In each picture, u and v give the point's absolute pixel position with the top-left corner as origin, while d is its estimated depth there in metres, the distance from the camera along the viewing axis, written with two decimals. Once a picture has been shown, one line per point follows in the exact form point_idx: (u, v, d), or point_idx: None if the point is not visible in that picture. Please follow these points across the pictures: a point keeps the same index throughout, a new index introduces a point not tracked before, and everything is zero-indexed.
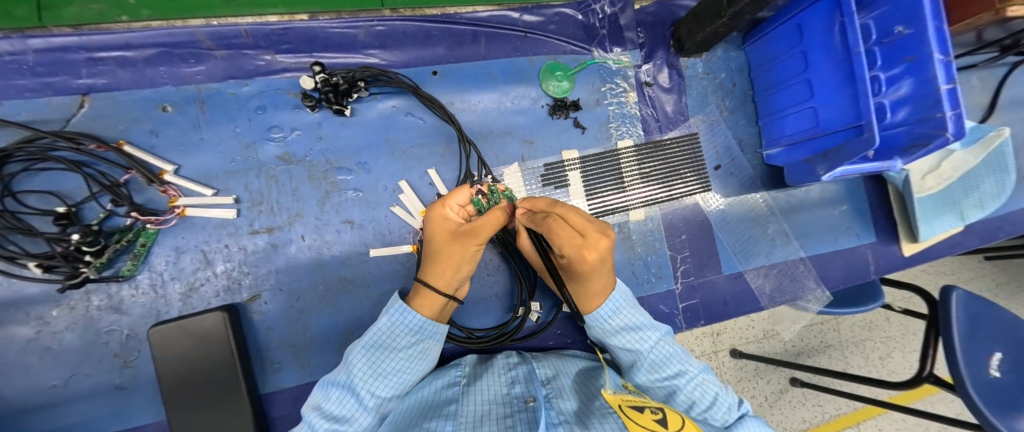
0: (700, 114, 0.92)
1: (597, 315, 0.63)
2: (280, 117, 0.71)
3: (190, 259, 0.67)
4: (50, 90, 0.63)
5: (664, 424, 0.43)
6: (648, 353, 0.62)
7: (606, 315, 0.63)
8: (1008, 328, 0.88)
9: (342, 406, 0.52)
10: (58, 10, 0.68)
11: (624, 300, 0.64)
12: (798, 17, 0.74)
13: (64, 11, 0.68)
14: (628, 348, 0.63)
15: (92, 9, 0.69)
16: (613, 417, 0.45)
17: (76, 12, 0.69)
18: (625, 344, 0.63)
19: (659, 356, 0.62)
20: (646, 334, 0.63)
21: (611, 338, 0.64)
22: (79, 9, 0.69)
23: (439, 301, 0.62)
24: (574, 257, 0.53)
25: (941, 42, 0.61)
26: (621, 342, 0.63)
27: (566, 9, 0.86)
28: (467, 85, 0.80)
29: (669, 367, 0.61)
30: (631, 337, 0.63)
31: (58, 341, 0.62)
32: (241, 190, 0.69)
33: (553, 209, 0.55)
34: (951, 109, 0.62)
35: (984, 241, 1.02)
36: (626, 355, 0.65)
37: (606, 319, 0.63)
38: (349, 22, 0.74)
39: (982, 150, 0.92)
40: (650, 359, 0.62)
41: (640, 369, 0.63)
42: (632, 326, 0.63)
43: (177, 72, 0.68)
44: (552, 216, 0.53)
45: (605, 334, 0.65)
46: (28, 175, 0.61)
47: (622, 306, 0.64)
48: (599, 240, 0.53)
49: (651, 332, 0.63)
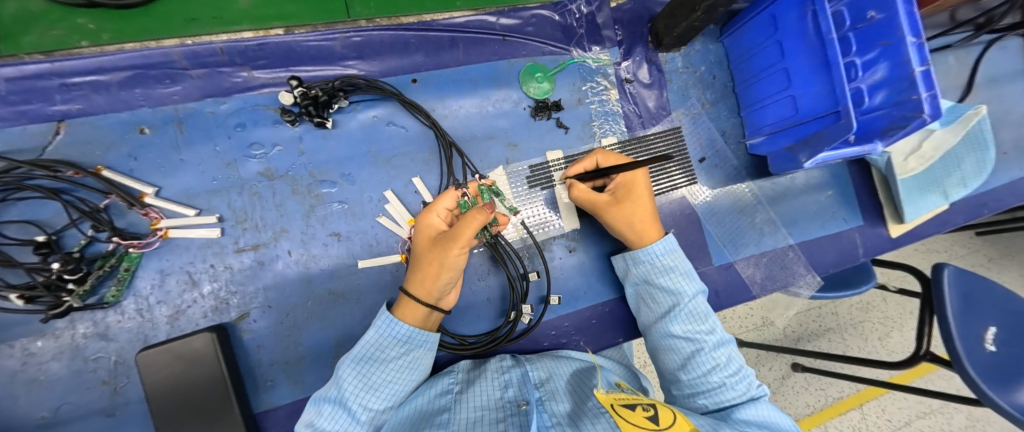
0: (682, 107, 0.92)
1: (650, 248, 0.70)
2: (260, 133, 0.71)
3: (175, 281, 0.66)
4: (25, 119, 0.62)
5: (655, 421, 0.43)
6: (689, 302, 0.67)
7: (658, 252, 0.70)
8: (999, 303, 0.89)
9: (335, 421, 0.52)
10: (15, 39, 0.67)
11: (677, 246, 0.71)
12: (772, 8, 0.74)
13: (21, 39, 0.67)
14: (675, 291, 0.68)
15: (52, 37, 0.68)
16: (605, 417, 0.46)
17: (35, 40, 0.68)
18: (671, 285, 0.69)
19: (697, 311, 0.66)
20: (694, 286, 0.68)
21: (660, 278, 0.70)
22: (37, 36, 0.68)
23: (422, 310, 0.62)
24: (630, 178, 0.71)
25: (912, 25, 0.62)
26: (669, 281, 0.69)
27: (543, 11, 0.87)
28: (448, 91, 0.80)
29: (703, 323, 0.65)
30: (680, 283, 0.69)
31: (44, 372, 0.61)
32: (224, 209, 0.69)
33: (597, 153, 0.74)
34: (926, 91, 0.63)
35: (970, 217, 1.04)
36: (666, 299, 0.69)
37: (658, 255, 0.70)
38: (325, 35, 0.74)
39: (960, 129, 0.93)
40: (689, 309, 0.66)
41: (677, 316, 0.66)
42: (682, 273, 0.69)
43: (153, 94, 0.67)
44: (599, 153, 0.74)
45: (654, 270, 0.70)
46: (6, 205, 0.60)
47: (673, 252, 0.70)
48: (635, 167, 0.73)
49: (696, 287, 0.69)
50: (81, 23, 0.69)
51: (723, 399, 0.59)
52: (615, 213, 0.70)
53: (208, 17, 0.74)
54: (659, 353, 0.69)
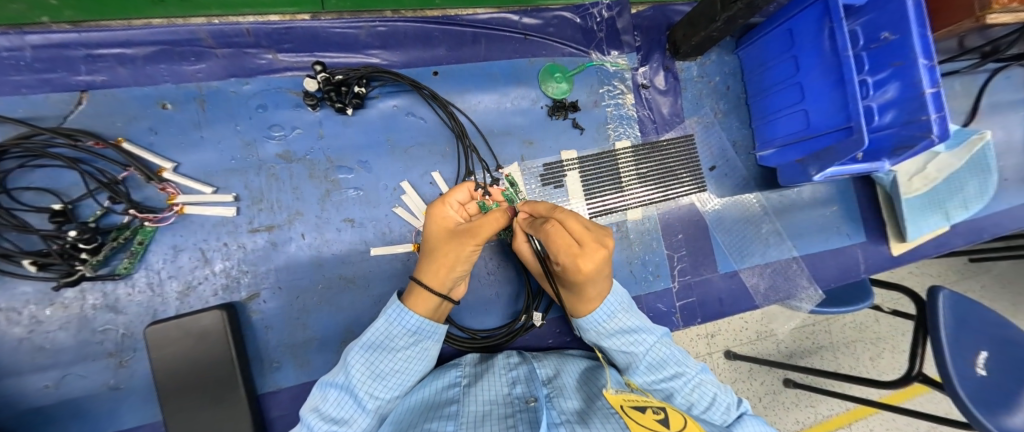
0: (695, 116, 0.94)
1: (591, 318, 0.64)
2: (281, 115, 0.71)
3: (188, 257, 0.66)
4: (48, 87, 0.63)
5: (666, 424, 0.44)
6: (644, 355, 0.63)
7: (600, 319, 0.64)
8: (993, 329, 0.91)
9: (341, 408, 0.52)
10: None
11: (619, 301, 0.65)
12: (789, 23, 0.76)
13: None
14: (625, 351, 0.63)
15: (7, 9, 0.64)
16: (615, 417, 0.46)
17: None
18: (620, 347, 0.64)
19: (655, 359, 0.62)
20: (644, 334, 0.64)
21: (607, 343, 0.65)
22: None
23: (433, 301, 0.62)
24: (569, 266, 0.53)
25: (925, 48, 0.64)
26: (616, 345, 0.64)
27: (565, 13, 0.88)
28: (468, 85, 0.81)
29: (666, 369, 0.61)
30: (629, 343, 0.63)
31: (50, 341, 0.60)
32: (241, 188, 0.69)
33: (552, 215, 0.56)
34: (936, 112, 0.64)
35: (968, 241, 1.05)
36: (622, 357, 0.65)
37: (601, 322, 0.64)
38: (351, 23, 0.75)
39: (966, 152, 0.95)
40: (648, 360, 0.62)
41: (636, 371, 0.62)
42: (627, 329, 0.64)
43: (177, 70, 0.68)
44: (550, 222, 0.54)
45: (601, 336, 0.65)
46: (24, 172, 0.60)
47: (617, 310, 0.64)
48: (595, 250, 0.52)
49: (648, 335, 0.64)
50: None
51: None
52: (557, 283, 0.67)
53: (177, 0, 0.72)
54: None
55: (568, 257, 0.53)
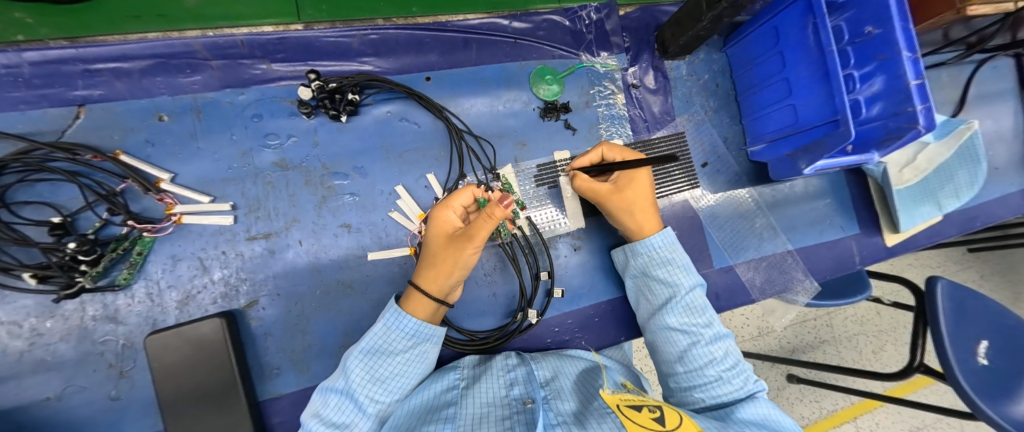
0: (685, 114, 0.95)
1: (649, 240, 0.71)
2: (277, 124, 0.72)
3: (187, 266, 0.67)
4: (46, 102, 0.64)
5: (661, 422, 0.44)
6: (686, 296, 0.68)
7: (656, 244, 0.71)
8: (991, 317, 0.91)
9: (342, 412, 0.53)
10: None
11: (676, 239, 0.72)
12: (774, 20, 0.77)
13: None
14: (671, 283, 0.69)
15: None
16: (611, 417, 0.47)
17: None
18: (668, 277, 0.70)
19: (694, 303, 0.67)
20: (691, 279, 0.69)
21: (657, 270, 0.71)
22: None
23: (431, 305, 0.63)
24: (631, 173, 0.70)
25: (907, 41, 0.66)
26: (665, 273, 0.70)
27: (554, 16, 0.89)
28: (461, 90, 0.82)
29: (701, 315, 0.66)
30: (677, 275, 0.70)
31: (51, 353, 0.61)
32: (238, 197, 0.70)
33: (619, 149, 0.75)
34: (921, 103, 0.66)
35: (962, 230, 1.06)
36: (663, 291, 0.70)
37: (656, 247, 0.71)
38: (343, 32, 0.76)
39: (954, 142, 0.96)
40: (687, 301, 0.67)
41: (674, 307, 0.67)
42: (679, 266, 0.70)
43: (173, 82, 0.69)
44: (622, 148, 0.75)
45: (651, 262, 0.71)
46: (22, 186, 0.61)
47: (673, 247, 0.71)
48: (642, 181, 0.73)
49: (693, 281, 0.69)
50: (18, 17, 0.68)
51: (721, 391, 0.59)
52: (616, 201, 0.71)
53: (152, 16, 0.74)
54: (656, 346, 0.70)
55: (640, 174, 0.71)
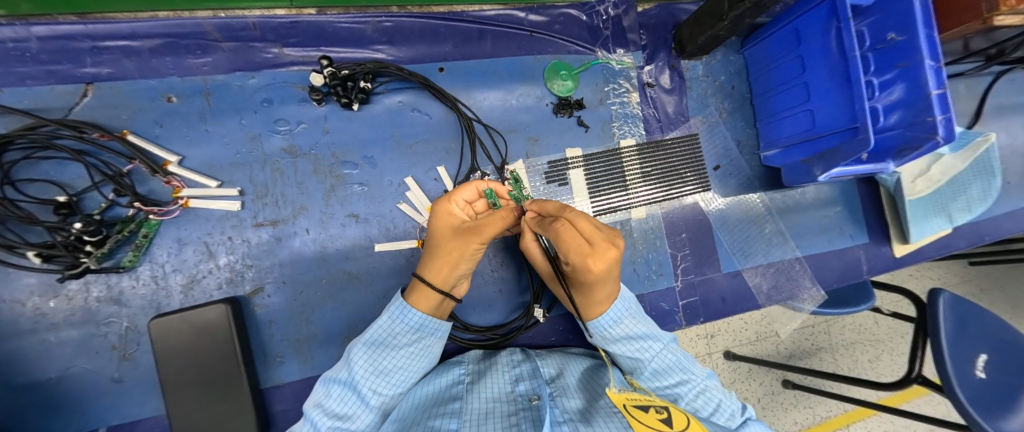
0: (700, 115, 0.94)
1: (597, 322, 0.63)
2: (287, 110, 0.71)
3: (192, 251, 0.66)
4: (53, 78, 0.63)
5: (669, 424, 0.43)
6: (650, 361, 0.62)
7: (608, 324, 0.62)
8: (993, 332, 0.91)
9: (345, 404, 0.52)
10: None
11: (626, 307, 0.63)
12: (795, 23, 0.76)
13: None
14: (632, 357, 0.63)
15: None
16: (619, 416, 0.46)
17: None
18: (626, 353, 0.63)
19: (661, 365, 0.62)
20: (651, 342, 0.63)
21: (613, 349, 0.64)
22: None
23: (435, 298, 0.60)
24: (579, 265, 0.51)
25: (931, 49, 0.64)
26: (622, 351, 0.63)
27: (571, 10, 0.88)
28: (474, 82, 0.81)
29: (672, 375, 0.61)
30: (635, 348, 0.62)
31: (54, 333, 0.60)
32: (246, 182, 0.69)
33: (561, 214, 0.53)
34: (941, 114, 0.64)
35: (971, 244, 1.05)
36: (628, 361, 0.65)
37: (607, 328, 0.62)
38: (357, 18, 0.75)
39: (970, 155, 0.95)
40: (653, 367, 0.62)
41: (641, 376, 0.63)
42: (633, 336, 0.63)
43: (183, 63, 0.68)
44: (559, 221, 0.51)
45: (606, 342, 0.64)
46: (28, 163, 0.60)
47: (623, 316, 0.63)
48: (606, 250, 0.49)
49: (654, 342, 0.63)
50: None
51: None
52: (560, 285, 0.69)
53: None
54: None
55: (581, 254, 0.49)
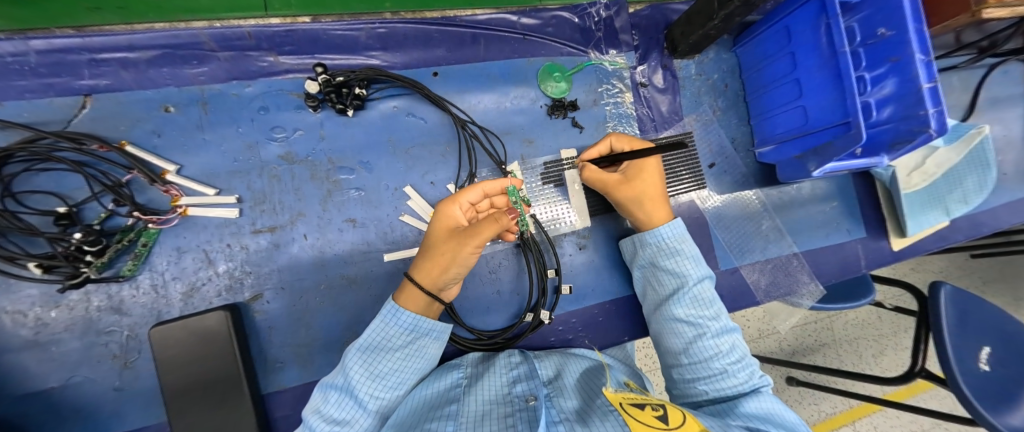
0: (694, 114, 0.94)
1: (658, 231, 0.70)
2: (283, 117, 0.72)
3: (192, 259, 0.67)
4: (52, 91, 0.63)
5: (664, 420, 0.44)
6: (693, 287, 0.66)
7: (666, 235, 0.70)
8: (994, 323, 0.91)
9: (342, 408, 0.52)
10: None
11: (685, 231, 0.71)
12: (786, 20, 0.76)
13: None
14: (678, 274, 0.68)
15: None
16: (614, 415, 0.46)
17: None
18: (677, 267, 0.69)
19: (702, 296, 0.66)
20: (701, 271, 0.68)
21: (665, 260, 0.70)
22: None
23: (421, 297, 0.61)
24: (636, 163, 0.70)
25: (921, 43, 0.65)
26: (674, 264, 0.69)
27: (563, 13, 0.89)
28: (468, 86, 0.82)
29: (708, 310, 0.65)
30: (685, 266, 0.69)
31: (55, 343, 0.61)
32: (243, 190, 0.69)
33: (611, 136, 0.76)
34: (933, 107, 0.65)
35: (969, 236, 1.06)
36: (671, 281, 0.69)
37: (665, 238, 0.70)
38: (351, 25, 0.76)
39: (964, 147, 0.95)
40: (694, 294, 0.66)
41: (680, 298, 0.66)
42: (687, 256, 0.69)
43: (179, 74, 0.68)
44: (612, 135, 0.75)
45: (660, 252, 0.71)
46: (28, 175, 0.61)
47: (682, 236, 0.70)
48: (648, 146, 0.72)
49: (702, 274, 0.68)
50: None
51: (726, 384, 0.58)
52: (626, 191, 0.70)
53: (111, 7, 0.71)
54: (661, 337, 0.69)
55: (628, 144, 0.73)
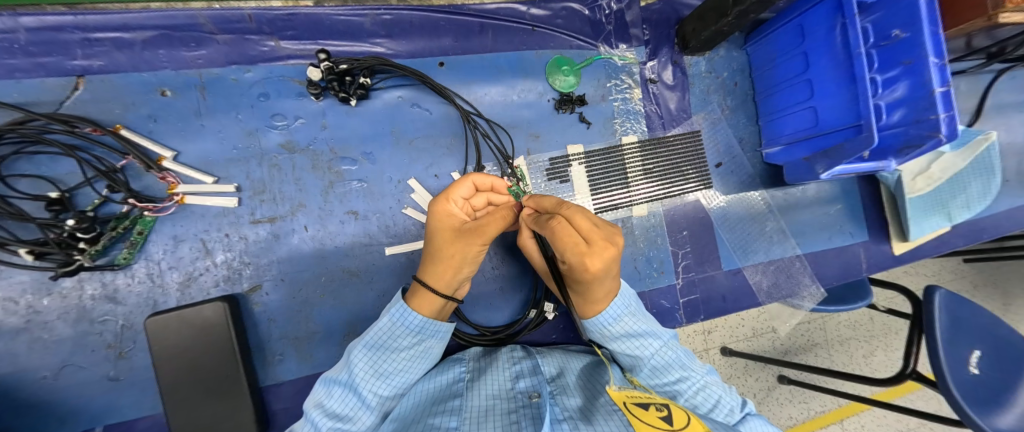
0: (702, 112, 0.93)
1: (597, 320, 0.59)
2: (284, 105, 0.70)
3: (189, 248, 0.65)
4: (43, 71, 0.61)
5: (668, 421, 0.43)
6: (650, 359, 0.61)
7: (609, 320, 0.59)
8: (988, 329, 0.92)
9: (345, 404, 0.52)
10: None
11: (627, 305, 0.60)
12: (800, 19, 0.75)
13: None
14: (631, 356, 0.60)
15: None
16: (618, 414, 0.46)
17: None
18: (627, 350, 0.60)
19: (662, 362, 0.61)
20: (654, 338, 0.61)
21: (613, 346, 0.61)
22: None
23: (437, 301, 0.59)
24: (575, 265, 0.46)
25: (936, 46, 0.64)
26: (623, 347, 0.60)
27: (573, 4, 0.86)
28: (474, 77, 0.80)
29: (671, 373, 0.61)
30: (635, 346, 0.60)
31: (47, 331, 0.59)
32: (242, 179, 0.67)
33: (559, 210, 0.50)
34: (945, 112, 0.64)
35: (969, 242, 1.06)
36: (627, 358, 0.63)
37: (607, 324, 0.59)
38: (356, 10, 0.73)
39: (971, 153, 0.95)
40: (652, 364, 0.61)
41: (641, 372, 0.62)
42: (633, 334, 0.60)
43: (177, 56, 0.66)
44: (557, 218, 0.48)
45: (605, 338, 0.61)
46: (18, 158, 0.59)
47: (623, 314, 0.60)
48: (605, 249, 0.44)
49: (654, 340, 0.61)
50: None
51: None
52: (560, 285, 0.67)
53: None
54: None
55: (572, 236, 0.46)
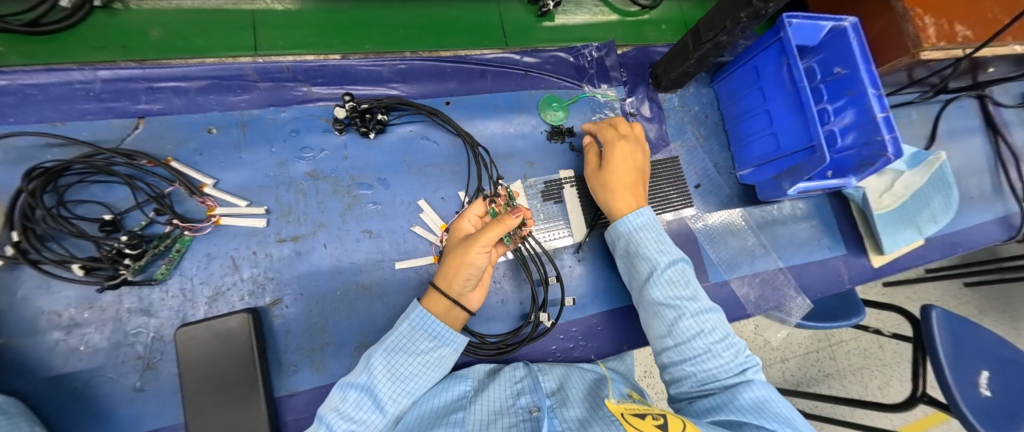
0: (679, 140, 1.04)
1: (625, 219, 0.74)
2: (312, 139, 0.80)
3: (219, 265, 0.72)
4: (110, 113, 0.72)
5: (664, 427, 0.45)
6: (665, 270, 0.68)
7: (633, 221, 0.73)
8: (989, 347, 0.94)
9: (360, 409, 0.55)
10: None
11: (653, 215, 0.74)
12: (754, 61, 0.89)
13: None
14: (649, 256, 0.70)
15: None
16: (616, 424, 0.49)
17: None
18: (648, 251, 0.71)
19: (676, 278, 0.68)
20: (673, 254, 0.70)
21: (638, 246, 0.72)
22: None
23: (445, 302, 0.67)
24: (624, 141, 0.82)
25: (872, 80, 0.76)
26: (645, 248, 0.71)
27: (560, 54, 1.01)
28: (476, 114, 0.92)
29: (685, 291, 0.66)
30: (655, 251, 0.71)
31: (84, 342, 0.64)
32: (272, 202, 0.76)
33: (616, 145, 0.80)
34: (889, 133, 0.74)
35: (945, 255, 1.12)
36: (645, 264, 0.71)
37: (635, 223, 0.73)
38: (376, 61, 0.87)
39: (927, 170, 1.05)
40: (668, 277, 0.68)
41: (657, 281, 0.68)
42: (657, 238, 0.72)
43: (224, 100, 0.78)
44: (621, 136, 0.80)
45: (634, 238, 0.73)
46: (80, 186, 0.68)
47: (646, 221, 0.73)
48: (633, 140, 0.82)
49: (673, 256, 0.70)
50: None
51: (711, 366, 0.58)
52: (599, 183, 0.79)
53: (117, 47, 0.82)
54: (650, 325, 0.69)
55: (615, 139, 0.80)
